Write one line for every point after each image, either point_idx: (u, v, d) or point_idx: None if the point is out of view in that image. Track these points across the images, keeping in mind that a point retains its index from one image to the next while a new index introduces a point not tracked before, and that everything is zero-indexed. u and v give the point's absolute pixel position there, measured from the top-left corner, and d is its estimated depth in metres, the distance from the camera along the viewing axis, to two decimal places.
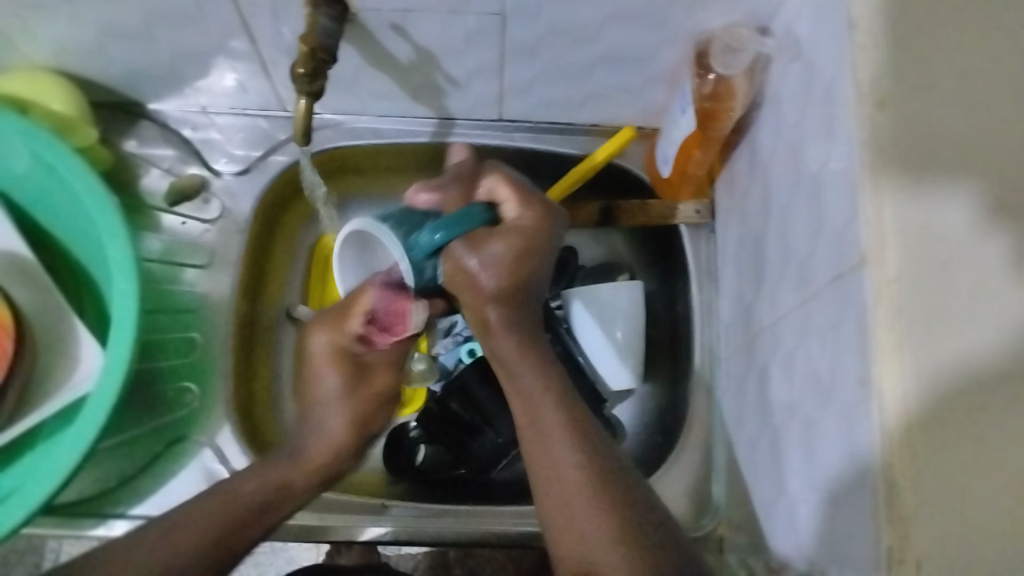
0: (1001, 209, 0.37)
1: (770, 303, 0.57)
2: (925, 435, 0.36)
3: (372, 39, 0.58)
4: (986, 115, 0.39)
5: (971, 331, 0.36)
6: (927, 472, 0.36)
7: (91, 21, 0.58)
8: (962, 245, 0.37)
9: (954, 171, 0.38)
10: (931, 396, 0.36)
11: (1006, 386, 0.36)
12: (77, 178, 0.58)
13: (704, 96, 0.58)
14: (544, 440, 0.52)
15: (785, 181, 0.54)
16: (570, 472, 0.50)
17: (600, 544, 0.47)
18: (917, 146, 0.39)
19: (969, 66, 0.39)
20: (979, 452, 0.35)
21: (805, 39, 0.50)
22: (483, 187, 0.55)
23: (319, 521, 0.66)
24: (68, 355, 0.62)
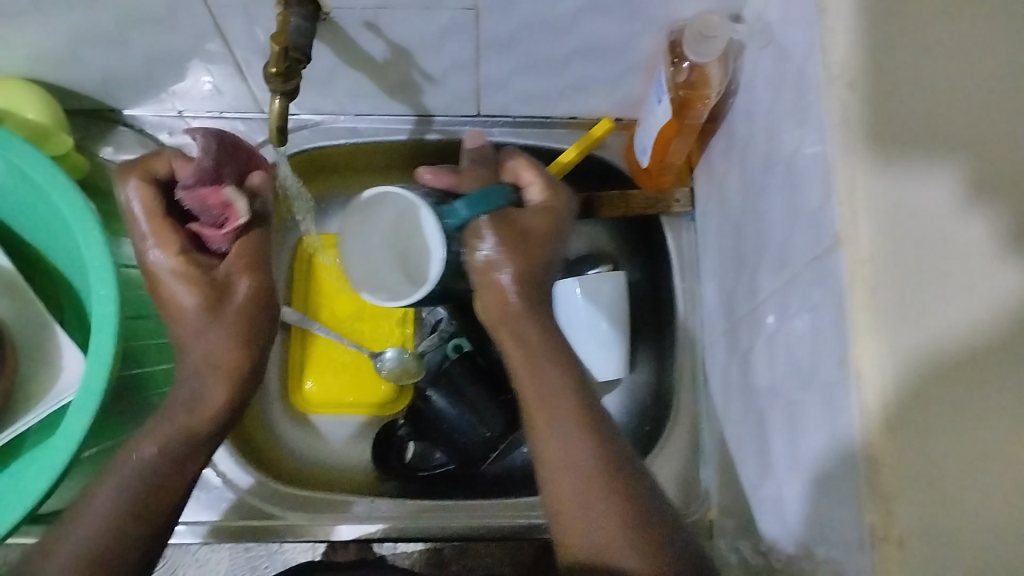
0: (981, 191, 0.37)
1: (751, 288, 0.58)
2: (905, 414, 0.36)
3: (347, 38, 0.58)
4: (962, 92, 0.39)
5: (955, 311, 0.36)
6: (908, 451, 0.36)
7: (63, 28, 0.57)
8: (941, 227, 0.37)
9: (932, 150, 0.38)
10: (911, 375, 0.36)
11: (995, 368, 0.36)
12: (53, 187, 0.58)
13: (680, 85, 0.59)
14: (553, 428, 0.52)
15: (762, 166, 0.54)
16: (580, 462, 0.51)
17: (606, 531, 0.48)
18: (891, 125, 0.39)
19: (939, 44, 0.40)
20: (963, 433, 0.36)
21: (776, 25, 0.50)
22: (511, 167, 0.60)
23: (307, 520, 0.66)
24: (50, 364, 0.62)
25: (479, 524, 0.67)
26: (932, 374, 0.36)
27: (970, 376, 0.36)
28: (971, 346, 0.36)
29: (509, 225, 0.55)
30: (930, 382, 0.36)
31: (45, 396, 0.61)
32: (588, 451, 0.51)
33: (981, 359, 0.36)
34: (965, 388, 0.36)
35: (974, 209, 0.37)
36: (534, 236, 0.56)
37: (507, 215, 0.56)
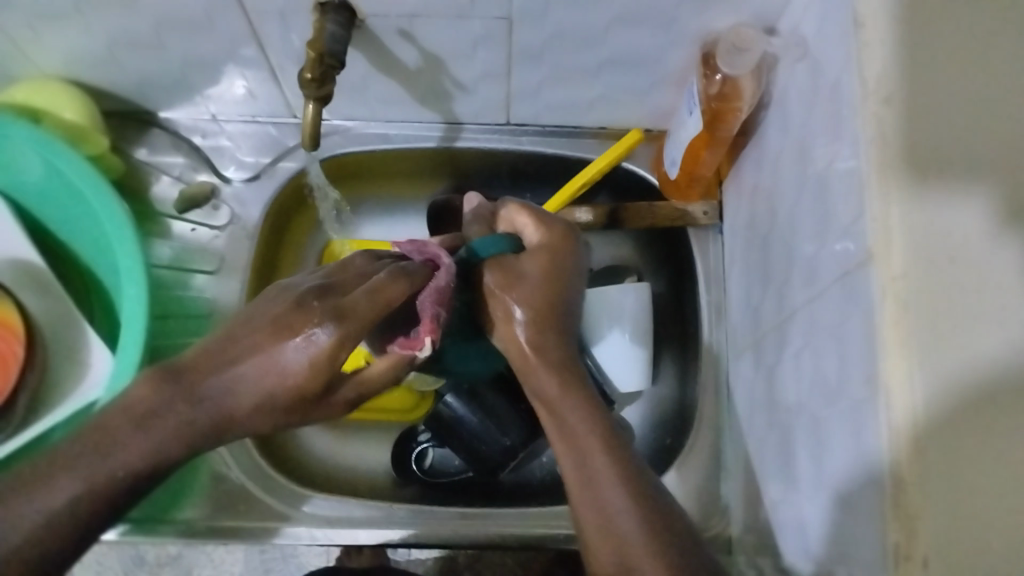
0: (1016, 216, 0.37)
1: (778, 303, 0.57)
2: (932, 433, 0.36)
3: (380, 45, 0.59)
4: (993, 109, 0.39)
5: (983, 334, 0.36)
6: (937, 473, 0.36)
7: (102, 30, 0.58)
8: (969, 246, 0.37)
9: (961, 168, 0.38)
10: (943, 398, 0.36)
11: (1020, 393, 0.35)
12: (88, 186, 0.59)
13: (711, 96, 0.58)
14: (586, 470, 0.49)
15: (792, 180, 0.54)
16: (615, 509, 0.47)
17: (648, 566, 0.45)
18: (926, 142, 0.39)
19: (976, 59, 0.39)
20: (993, 461, 0.35)
21: (811, 40, 0.50)
22: (505, 216, 0.58)
23: (325, 524, 0.66)
24: (80, 361, 0.63)
25: (496, 534, 0.67)
26: (965, 400, 0.35)
27: (1002, 405, 0.35)
28: (1004, 375, 0.35)
29: (506, 276, 0.53)
30: (968, 406, 0.35)
31: (71, 396, 0.62)
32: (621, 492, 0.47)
33: (1016, 389, 0.35)
34: (995, 416, 0.35)
35: (1006, 236, 0.37)
36: (534, 280, 0.53)
37: (500, 266, 0.54)
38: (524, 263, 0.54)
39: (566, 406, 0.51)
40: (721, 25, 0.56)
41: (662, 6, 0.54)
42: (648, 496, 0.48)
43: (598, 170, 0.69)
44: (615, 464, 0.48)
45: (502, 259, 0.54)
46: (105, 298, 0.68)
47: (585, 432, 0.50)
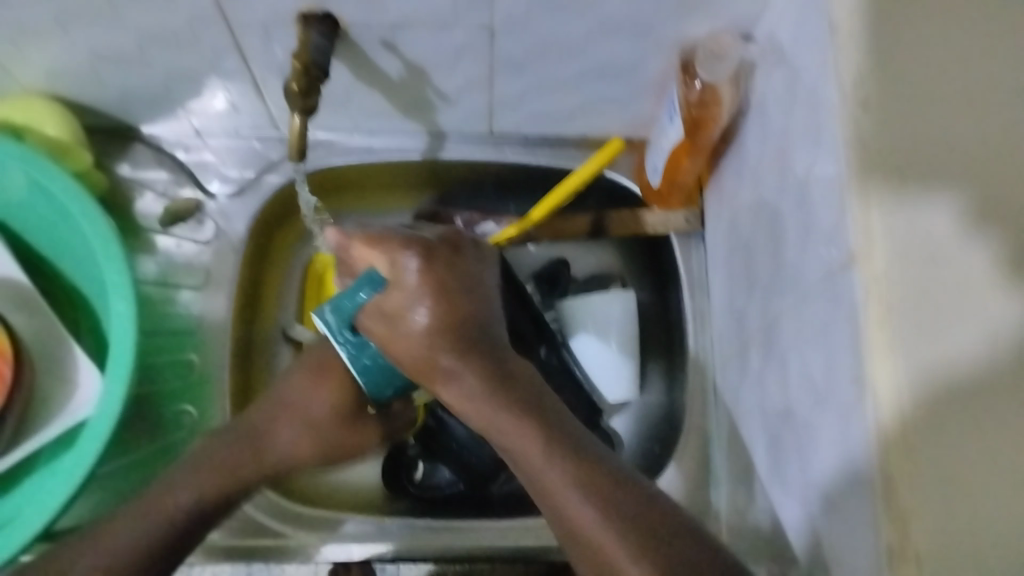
0: (980, 219, 0.39)
1: (762, 305, 0.58)
2: (921, 431, 0.36)
3: (364, 58, 0.59)
4: (959, 110, 0.40)
5: (956, 334, 0.37)
6: (924, 470, 0.36)
7: (86, 46, 0.58)
8: (944, 250, 0.38)
9: (934, 169, 0.39)
10: (925, 390, 0.37)
11: (993, 393, 0.37)
12: (74, 202, 0.59)
13: (691, 104, 0.59)
14: (544, 484, 0.47)
15: (773, 184, 0.55)
16: (578, 518, 0.45)
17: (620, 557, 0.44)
18: (899, 144, 0.40)
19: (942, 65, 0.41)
20: (972, 453, 0.36)
21: (787, 46, 0.51)
22: (338, 245, 0.55)
23: (318, 540, 0.66)
24: (66, 381, 0.62)
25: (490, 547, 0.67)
26: (944, 395, 0.37)
27: (981, 399, 0.37)
28: (976, 369, 0.37)
29: (391, 324, 0.52)
30: (950, 397, 0.37)
31: (60, 414, 0.61)
32: (580, 491, 0.46)
33: (987, 383, 0.37)
34: (970, 408, 0.37)
35: (974, 237, 0.38)
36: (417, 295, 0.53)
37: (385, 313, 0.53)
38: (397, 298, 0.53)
39: (489, 403, 0.51)
40: (699, 34, 0.57)
41: (640, 15, 0.55)
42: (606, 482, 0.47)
43: (583, 177, 0.69)
44: (565, 465, 0.47)
45: (376, 305, 0.53)
46: (90, 316, 0.67)
47: (530, 449, 0.48)
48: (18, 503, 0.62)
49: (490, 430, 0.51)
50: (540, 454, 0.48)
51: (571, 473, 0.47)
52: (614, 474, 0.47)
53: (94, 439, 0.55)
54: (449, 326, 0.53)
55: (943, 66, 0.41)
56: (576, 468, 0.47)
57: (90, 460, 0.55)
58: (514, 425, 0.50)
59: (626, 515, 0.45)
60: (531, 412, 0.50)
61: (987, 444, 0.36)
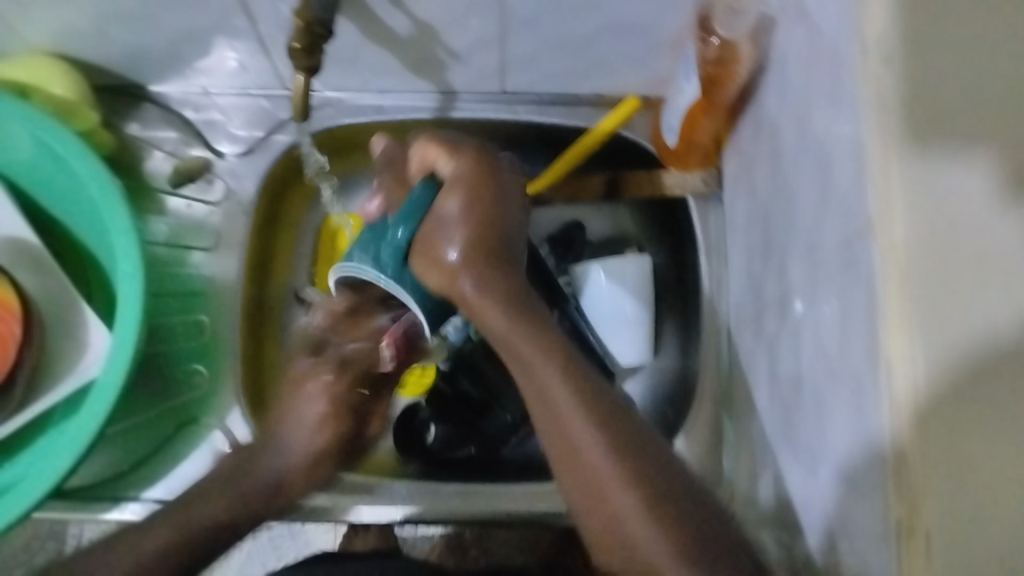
0: (1022, 182, 0.35)
1: (778, 271, 0.56)
2: (940, 412, 0.35)
3: (371, 15, 0.58)
4: (993, 61, 0.37)
5: (982, 303, 0.35)
6: (940, 458, 0.35)
7: (89, 5, 0.57)
8: (980, 216, 0.36)
9: (965, 133, 0.36)
10: (944, 365, 0.35)
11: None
12: (78, 162, 0.58)
13: (708, 61, 0.57)
14: (551, 415, 0.48)
15: (791, 147, 0.53)
16: (586, 459, 0.47)
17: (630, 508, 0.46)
18: (926, 104, 0.37)
19: (985, 8, 0.38)
20: (1003, 429, 0.34)
21: (809, 1, 0.49)
22: (414, 157, 0.54)
23: (325, 500, 0.65)
24: (77, 341, 0.63)
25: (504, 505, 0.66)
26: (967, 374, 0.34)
27: (1010, 372, 0.34)
28: (1006, 347, 0.34)
29: (440, 266, 0.49)
30: (975, 376, 0.34)
31: (71, 375, 0.62)
32: (602, 440, 0.47)
33: (1017, 356, 0.34)
34: (1001, 386, 0.34)
35: (1011, 203, 0.35)
36: (457, 219, 0.49)
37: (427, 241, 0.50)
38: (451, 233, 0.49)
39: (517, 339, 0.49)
40: None
41: None
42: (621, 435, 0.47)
43: (596, 137, 0.68)
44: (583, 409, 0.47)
45: (430, 218, 0.50)
46: (99, 277, 0.67)
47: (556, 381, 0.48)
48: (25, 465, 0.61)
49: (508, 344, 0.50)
50: (558, 381, 0.48)
51: (587, 422, 0.47)
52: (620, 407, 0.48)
53: (100, 400, 0.55)
54: (483, 249, 0.49)
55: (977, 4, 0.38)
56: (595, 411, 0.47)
57: (100, 414, 0.55)
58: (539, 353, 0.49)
59: (646, 474, 0.46)
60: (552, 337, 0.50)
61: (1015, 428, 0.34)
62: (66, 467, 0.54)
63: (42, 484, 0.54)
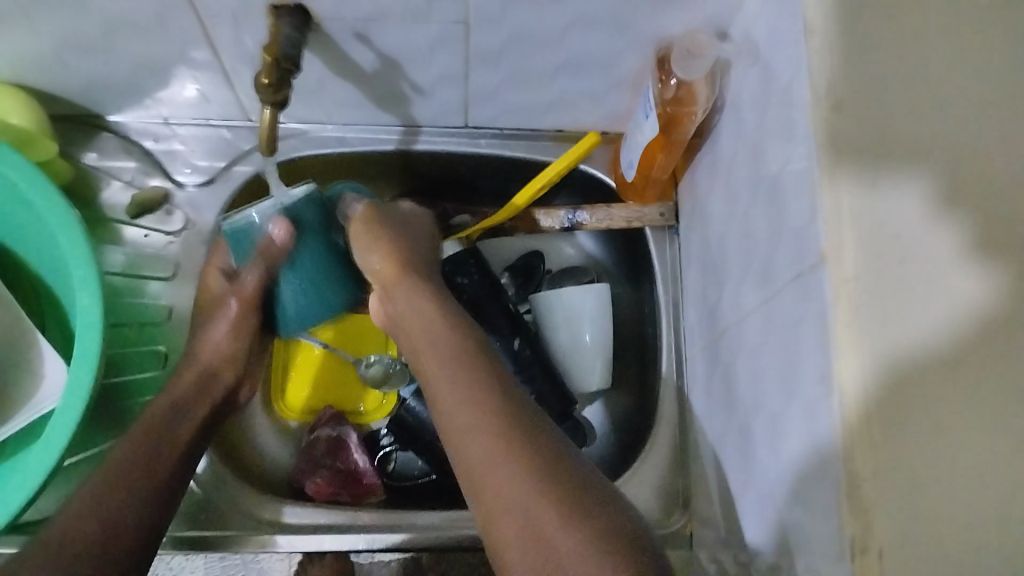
0: (952, 203, 0.39)
1: (734, 302, 0.58)
2: (882, 420, 0.37)
3: (336, 49, 0.58)
4: (927, 98, 0.41)
5: (922, 315, 0.37)
6: (887, 465, 0.37)
7: (49, 33, 0.57)
8: (915, 235, 0.39)
9: (904, 164, 0.40)
10: (889, 370, 0.37)
11: (952, 384, 0.37)
12: (37, 193, 0.57)
13: (667, 101, 0.59)
14: (465, 452, 0.47)
15: (746, 182, 0.55)
16: (497, 473, 0.45)
17: (543, 516, 0.43)
18: (870, 136, 0.41)
19: (917, 56, 0.42)
20: (947, 432, 0.36)
21: (762, 44, 0.51)
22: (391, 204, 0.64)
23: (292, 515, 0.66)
24: (31, 372, 0.61)
25: (447, 533, 0.66)
26: (911, 378, 0.37)
27: (945, 377, 0.37)
28: (942, 354, 0.37)
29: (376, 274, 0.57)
30: (918, 383, 0.37)
31: (28, 404, 0.60)
32: (493, 441, 0.46)
33: (942, 364, 0.37)
34: (942, 393, 0.37)
35: (944, 221, 0.39)
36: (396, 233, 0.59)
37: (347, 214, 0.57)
38: (367, 256, 0.56)
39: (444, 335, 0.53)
40: (675, 30, 0.57)
41: (618, 9, 0.54)
42: (530, 447, 0.45)
43: (546, 180, 0.70)
44: (487, 429, 0.47)
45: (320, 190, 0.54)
46: (54, 306, 0.66)
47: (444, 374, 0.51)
48: None
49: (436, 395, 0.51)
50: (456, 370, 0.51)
51: (491, 440, 0.46)
52: (536, 424, 0.47)
53: (70, 407, 0.54)
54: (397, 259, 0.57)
55: (908, 52, 0.42)
56: (503, 430, 0.46)
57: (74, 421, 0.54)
58: (454, 386, 0.50)
59: (558, 487, 0.44)
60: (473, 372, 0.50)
61: (950, 429, 0.36)
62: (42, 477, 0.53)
63: (14, 501, 0.53)
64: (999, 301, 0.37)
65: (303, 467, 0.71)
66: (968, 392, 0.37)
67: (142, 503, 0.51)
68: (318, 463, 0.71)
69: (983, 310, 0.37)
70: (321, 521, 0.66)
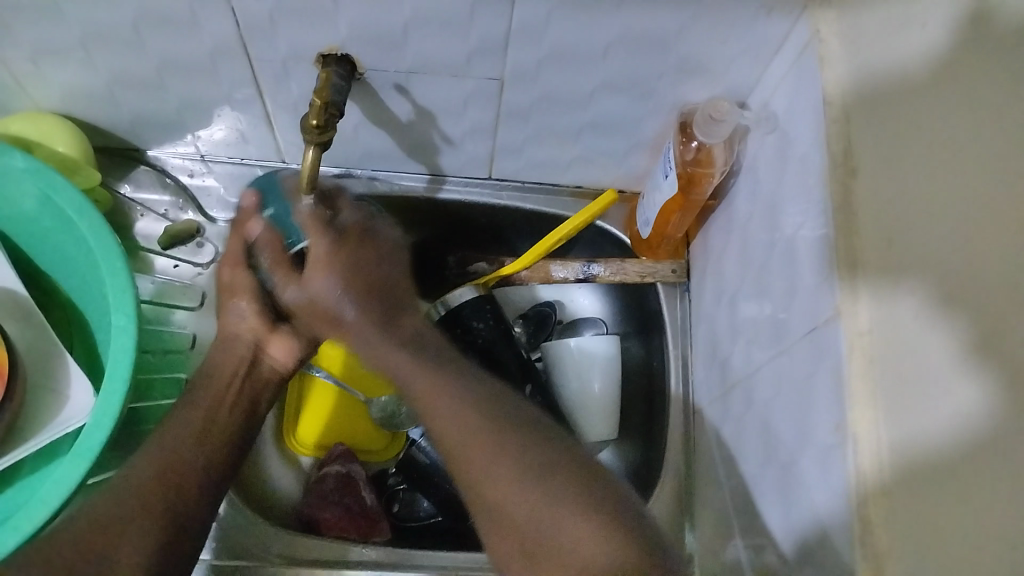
0: (952, 303, 0.38)
1: (745, 356, 0.60)
2: (896, 486, 0.39)
3: (376, 98, 0.62)
4: (948, 173, 0.39)
5: (935, 404, 0.37)
6: (897, 516, 0.39)
7: (104, 69, 0.60)
8: (919, 331, 0.39)
9: (917, 253, 0.40)
10: (902, 454, 0.39)
11: (974, 467, 0.36)
12: (81, 217, 0.59)
13: (687, 162, 0.62)
14: (503, 504, 0.50)
15: (761, 243, 0.58)
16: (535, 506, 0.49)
17: (585, 528, 0.48)
18: (885, 229, 0.43)
19: (942, 130, 0.40)
20: (950, 519, 0.36)
21: (781, 115, 0.55)
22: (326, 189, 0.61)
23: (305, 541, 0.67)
24: (59, 393, 0.63)
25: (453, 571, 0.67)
26: (920, 469, 0.38)
27: (954, 472, 0.36)
28: (953, 442, 0.36)
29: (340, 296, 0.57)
30: (927, 469, 0.38)
31: (52, 423, 0.61)
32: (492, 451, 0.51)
33: (961, 451, 0.36)
34: (951, 485, 0.37)
35: (946, 319, 0.38)
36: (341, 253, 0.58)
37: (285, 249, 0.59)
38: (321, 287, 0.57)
39: (421, 375, 0.56)
40: (698, 97, 0.61)
41: (645, 74, 0.58)
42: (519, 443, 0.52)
43: (558, 238, 0.72)
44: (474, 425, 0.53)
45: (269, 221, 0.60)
46: (84, 329, 0.68)
47: (434, 395, 0.54)
48: (13, 502, 0.63)
49: (427, 404, 0.55)
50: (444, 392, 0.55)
51: (486, 436, 0.52)
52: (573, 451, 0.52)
53: (107, 408, 0.56)
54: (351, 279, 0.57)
55: (931, 126, 0.41)
56: (540, 464, 0.50)
57: (109, 425, 0.55)
58: (469, 418, 0.53)
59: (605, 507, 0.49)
60: (491, 421, 0.52)
61: (973, 500, 0.36)
62: (79, 480, 0.54)
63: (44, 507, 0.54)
64: (997, 401, 0.35)
65: (314, 503, 0.72)
66: (986, 473, 0.35)
67: (171, 500, 0.52)
68: (327, 498, 0.72)
69: (988, 408, 0.35)
70: (332, 557, 0.67)
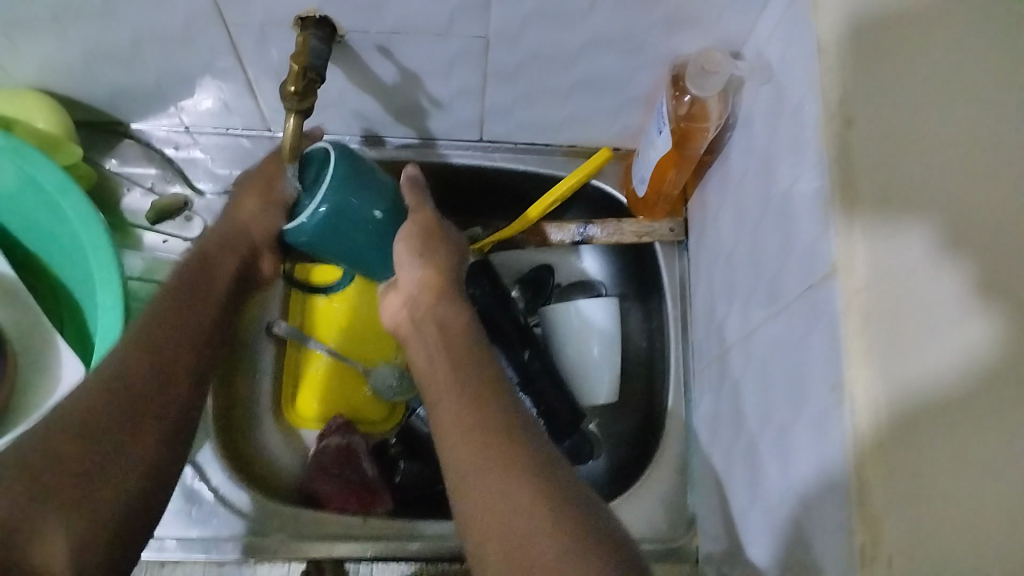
0: (960, 237, 0.38)
1: (743, 314, 0.59)
2: (895, 448, 0.37)
3: (359, 62, 0.60)
4: (946, 111, 0.41)
5: (936, 348, 0.37)
6: (900, 476, 0.37)
7: (78, 41, 0.58)
8: (920, 270, 0.39)
9: (917, 203, 0.40)
10: (899, 400, 0.37)
11: (981, 410, 0.36)
12: (61, 193, 0.59)
13: (680, 117, 0.61)
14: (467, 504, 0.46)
15: (757, 199, 0.56)
16: (509, 497, 0.44)
17: (542, 521, 0.42)
18: (882, 183, 0.41)
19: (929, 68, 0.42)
20: (952, 477, 0.36)
21: (775, 64, 0.53)
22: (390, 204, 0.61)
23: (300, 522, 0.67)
24: (51, 373, 0.62)
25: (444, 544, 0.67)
26: (912, 421, 0.37)
27: (968, 414, 0.36)
28: (963, 382, 0.37)
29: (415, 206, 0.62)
30: (921, 418, 0.37)
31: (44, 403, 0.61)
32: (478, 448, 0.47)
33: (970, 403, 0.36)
34: (966, 426, 0.36)
35: (953, 257, 0.38)
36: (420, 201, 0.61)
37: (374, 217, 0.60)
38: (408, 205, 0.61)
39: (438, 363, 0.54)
40: (690, 49, 0.59)
41: (634, 28, 0.56)
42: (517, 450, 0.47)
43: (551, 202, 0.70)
44: (470, 424, 0.48)
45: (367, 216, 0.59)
46: (73, 307, 0.67)
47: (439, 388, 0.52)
48: None
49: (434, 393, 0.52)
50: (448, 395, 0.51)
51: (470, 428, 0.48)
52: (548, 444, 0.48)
53: None
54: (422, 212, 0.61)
55: (919, 70, 0.42)
56: (501, 448, 0.47)
57: None
58: (441, 414, 0.50)
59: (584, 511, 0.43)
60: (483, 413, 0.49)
61: (979, 458, 0.36)
62: None
63: None
64: (1008, 333, 0.36)
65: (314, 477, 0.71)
66: (997, 411, 0.36)
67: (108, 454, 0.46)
68: (326, 471, 0.71)
69: (994, 350, 0.36)
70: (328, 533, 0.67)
